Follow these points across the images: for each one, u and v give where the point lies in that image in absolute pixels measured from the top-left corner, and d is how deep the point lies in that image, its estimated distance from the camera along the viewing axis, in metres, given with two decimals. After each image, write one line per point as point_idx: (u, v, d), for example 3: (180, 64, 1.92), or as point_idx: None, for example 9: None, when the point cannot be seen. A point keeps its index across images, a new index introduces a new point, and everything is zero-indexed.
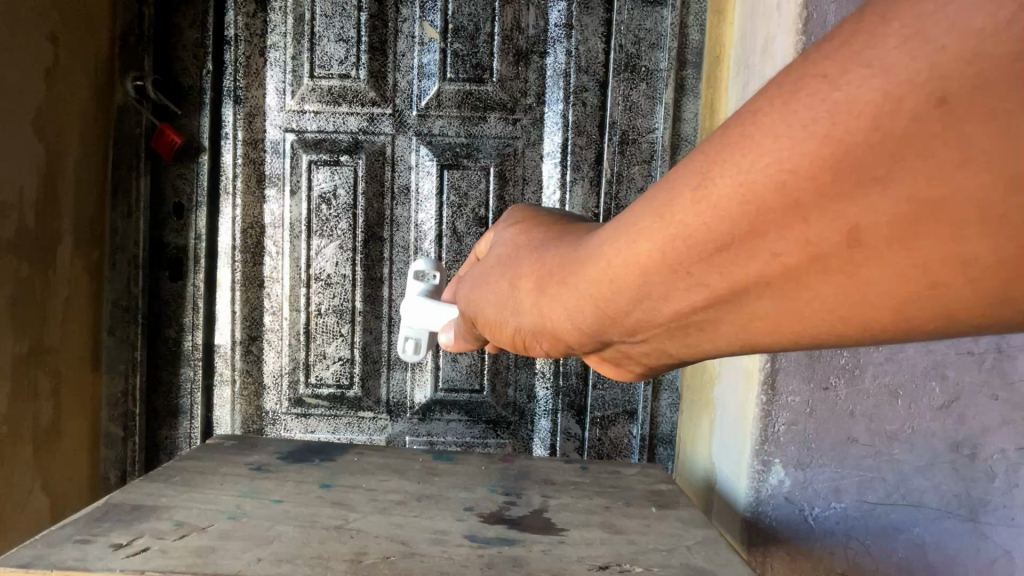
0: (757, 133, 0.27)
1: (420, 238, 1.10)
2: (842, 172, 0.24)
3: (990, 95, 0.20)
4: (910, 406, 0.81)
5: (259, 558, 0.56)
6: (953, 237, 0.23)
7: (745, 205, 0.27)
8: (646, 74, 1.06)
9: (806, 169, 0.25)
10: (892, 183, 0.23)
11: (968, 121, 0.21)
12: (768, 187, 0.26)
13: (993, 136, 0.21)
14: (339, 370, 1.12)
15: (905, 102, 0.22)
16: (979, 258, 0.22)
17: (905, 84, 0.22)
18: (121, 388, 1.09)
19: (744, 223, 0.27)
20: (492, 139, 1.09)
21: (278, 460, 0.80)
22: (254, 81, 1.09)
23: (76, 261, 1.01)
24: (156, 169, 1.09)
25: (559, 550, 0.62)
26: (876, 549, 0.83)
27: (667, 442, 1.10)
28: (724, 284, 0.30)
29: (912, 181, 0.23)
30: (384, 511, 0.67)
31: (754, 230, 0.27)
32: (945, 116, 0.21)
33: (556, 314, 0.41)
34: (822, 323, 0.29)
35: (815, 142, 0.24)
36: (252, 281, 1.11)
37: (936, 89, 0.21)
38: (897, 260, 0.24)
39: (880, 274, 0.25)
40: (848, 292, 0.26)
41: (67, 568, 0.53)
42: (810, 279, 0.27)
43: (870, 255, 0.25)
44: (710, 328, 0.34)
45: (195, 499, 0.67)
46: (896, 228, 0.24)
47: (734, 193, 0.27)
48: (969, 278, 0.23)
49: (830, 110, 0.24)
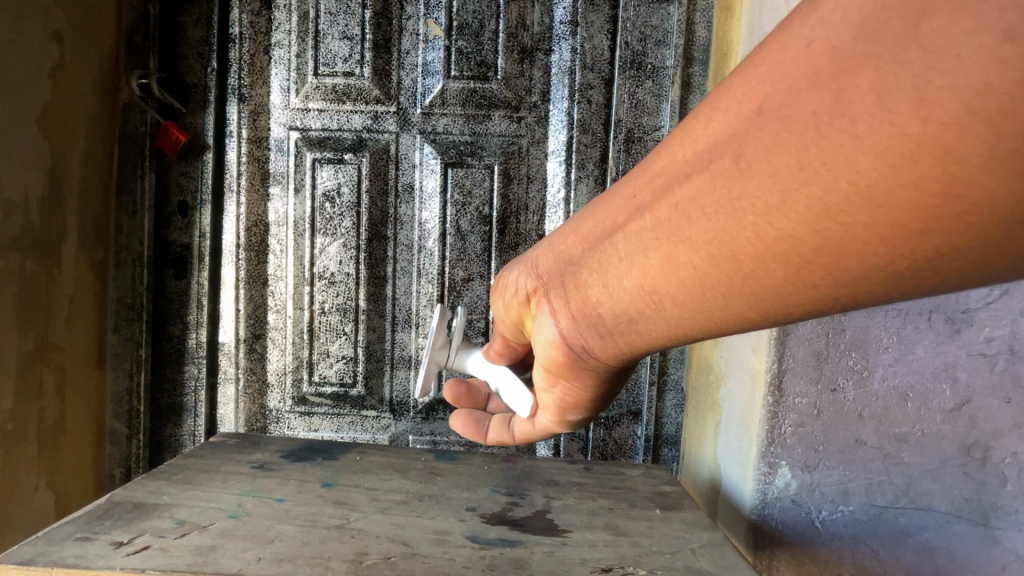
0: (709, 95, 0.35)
1: (424, 236, 1.10)
2: (743, 106, 0.31)
3: (844, 41, 0.27)
4: (919, 408, 0.80)
5: (259, 558, 0.56)
6: (801, 153, 0.29)
7: (683, 140, 0.35)
8: (652, 71, 1.05)
9: (724, 108, 0.32)
10: (768, 110, 0.30)
11: (823, 60, 0.27)
12: (699, 126, 0.34)
13: (840, 70, 0.27)
14: (343, 368, 1.12)
15: (789, 54, 0.29)
16: (821, 171, 0.28)
17: (795, 42, 0.29)
18: (126, 386, 1.09)
19: (677, 153, 0.35)
20: (496, 137, 1.09)
21: (280, 459, 0.80)
22: (258, 79, 1.08)
23: (81, 259, 1.01)
24: (161, 167, 1.09)
25: (562, 552, 0.61)
26: (885, 553, 0.82)
27: (671, 443, 1.09)
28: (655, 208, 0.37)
29: (780, 106, 0.29)
30: (386, 511, 0.66)
31: (682, 158, 0.35)
32: (810, 58, 0.28)
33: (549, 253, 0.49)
34: (714, 246, 0.34)
35: (734, 90, 0.32)
36: (255, 280, 1.11)
37: (809, 41, 0.28)
38: (765, 175, 0.30)
39: (755, 189, 0.31)
40: (732, 207, 0.32)
41: (67, 566, 0.53)
42: (709, 199, 0.33)
43: (749, 172, 0.31)
44: (636, 259, 0.39)
45: (197, 497, 0.67)
46: (769, 145, 0.30)
47: (696, 136, 0.34)
48: (817, 190, 0.28)
49: (749, 69, 0.32)
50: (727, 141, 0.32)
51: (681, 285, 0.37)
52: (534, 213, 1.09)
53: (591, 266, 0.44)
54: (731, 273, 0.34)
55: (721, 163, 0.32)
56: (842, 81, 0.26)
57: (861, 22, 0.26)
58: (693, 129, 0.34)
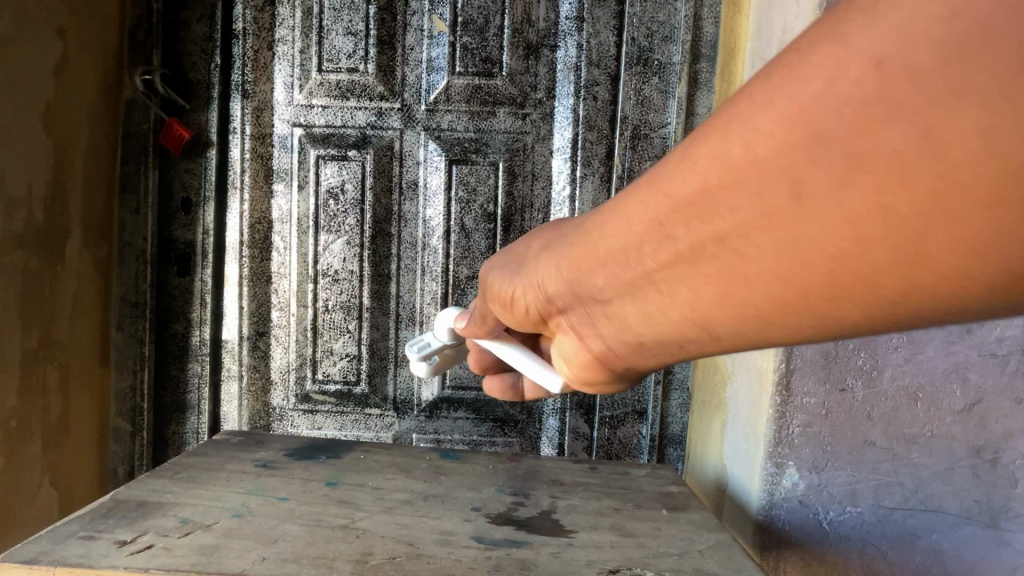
0: (738, 106, 0.30)
1: (428, 234, 1.09)
2: (797, 130, 0.27)
3: (917, 64, 0.23)
4: (929, 409, 0.79)
5: (264, 558, 0.56)
6: (873, 191, 0.25)
7: (716, 161, 0.30)
8: (659, 68, 1.04)
9: (769, 128, 0.28)
10: (831, 136, 0.26)
11: (896, 82, 0.24)
12: (737, 145, 0.29)
13: (922, 101, 0.23)
14: (346, 366, 1.11)
15: (851, 72, 0.25)
16: (895, 212, 0.25)
17: (860, 58, 0.25)
18: (130, 383, 1.09)
19: (712, 179, 0.30)
20: (501, 134, 1.08)
21: (284, 457, 0.79)
22: (262, 75, 1.08)
23: (85, 256, 1.01)
24: (164, 164, 1.09)
25: (568, 552, 0.60)
26: (893, 555, 0.81)
27: (676, 443, 1.09)
28: (687, 238, 0.33)
29: (845, 136, 0.25)
30: (390, 510, 0.66)
31: (718, 185, 0.30)
32: (881, 76, 0.24)
33: (553, 276, 0.44)
34: (763, 283, 0.31)
35: (779, 109, 0.28)
36: (259, 277, 1.10)
37: (877, 58, 0.24)
38: (828, 212, 0.27)
39: (813, 226, 0.27)
40: (787, 246, 0.29)
41: (71, 565, 0.53)
42: (758, 235, 0.30)
43: (807, 207, 0.27)
44: (670, 290, 0.36)
45: (201, 496, 0.67)
46: (830, 180, 0.26)
47: (734, 160, 0.29)
48: (887, 232, 0.26)
49: (796, 83, 0.27)
50: (776, 171, 0.28)
51: (721, 312, 0.34)
52: (539, 210, 1.08)
53: (614, 293, 0.40)
54: (781, 306, 0.31)
55: (768, 191, 0.28)
56: (925, 113, 0.23)
57: (943, 39, 0.23)
58: (726, 142, 0.30)
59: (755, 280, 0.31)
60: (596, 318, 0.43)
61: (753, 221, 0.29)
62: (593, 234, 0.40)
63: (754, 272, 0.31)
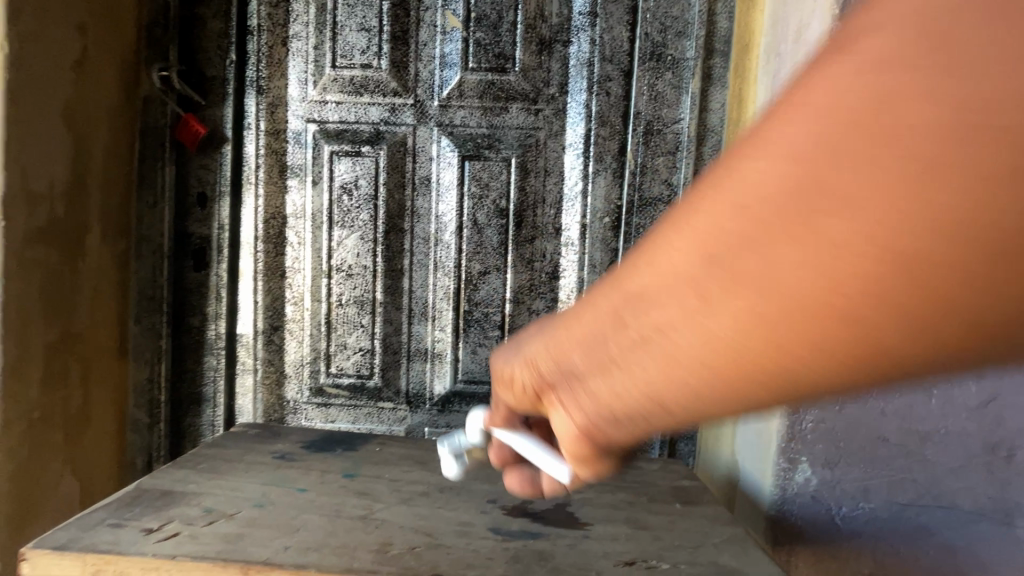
0: (710, 179, 0.27)
1: (440, 229, 1.10)
2: (769, 194, 0.23)
3: (896, 93, 0.20)
4: (944, 406, 0.79)
5: (287, 546, 0.56)
6: (852, 217, 0.21)
7: (693, 233, 0.26)
8: (673, 63, 1.03)
9: (739, 199, 0.24)
10: (797, 181, 0.22)
11: (868, 118, 0.21)
12: (715, 214, 0.25)
13: (901, 126, 0.20)
14: (359, 360, 1.12)
15: (826, 112, 0.22)
16: (896, 243, 0.21)
17: (832, 99, 0.22)
18: (148, 375, 1.11)
19: (689, 251, 0.26)
20: (514, 130, 1.08)
21: (301, 449, 0.80)
22: (277, 72, 1.09)
23: (103, 251, 1.02)
24: (181, 159, 1.10)
25: (584, 544, 0.61)
26: (906, 551, 0.81)
27: (687, 438, 1.09)
28: (659, 309, 0.28)
29: (816, 169, 0.22)
30: (408, 502, 0.67)
31: (697, 255, 0.26)
32: (853, 113, 0.21)
33: (534, 367, 0.39)
34: (749, 349, 0.25)
35: (748, 178, 0.24)
36: (273, 271, 1.12)
37: (841, 99, 0.22)
38: (810, 261, 0.22)
39: (792, 275, 0.23)
40: (765, 300, 0.24)
41: (100, 552, 0.54)
42: (741, 292, 0.25)
43: (779, 256, 0.23)
44: (647, 367, 0.30)
45: (223, 486, 0.68)
46: (800, 225, 0.23)
47: (704, 227, 0.26)
48: (898, 270, 0.21)
49: (771, 141, 0.24)
50: (744, 234, 0.24)
51: (719, 387, 0.27)
52: (551, 206, 1.09)
53: (590, 377, 0.34)
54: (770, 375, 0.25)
55: (736, 254, 0.25)
56: (902, 135, 0.20)
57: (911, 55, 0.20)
58: (696, 214, 0.26)
59: (750, 346, 0.25)
60: (582, 395, 0.35)
61: (720, 283, 0.25)
62: (572, 323, 0.35)
63: (745, 338, 0.25)
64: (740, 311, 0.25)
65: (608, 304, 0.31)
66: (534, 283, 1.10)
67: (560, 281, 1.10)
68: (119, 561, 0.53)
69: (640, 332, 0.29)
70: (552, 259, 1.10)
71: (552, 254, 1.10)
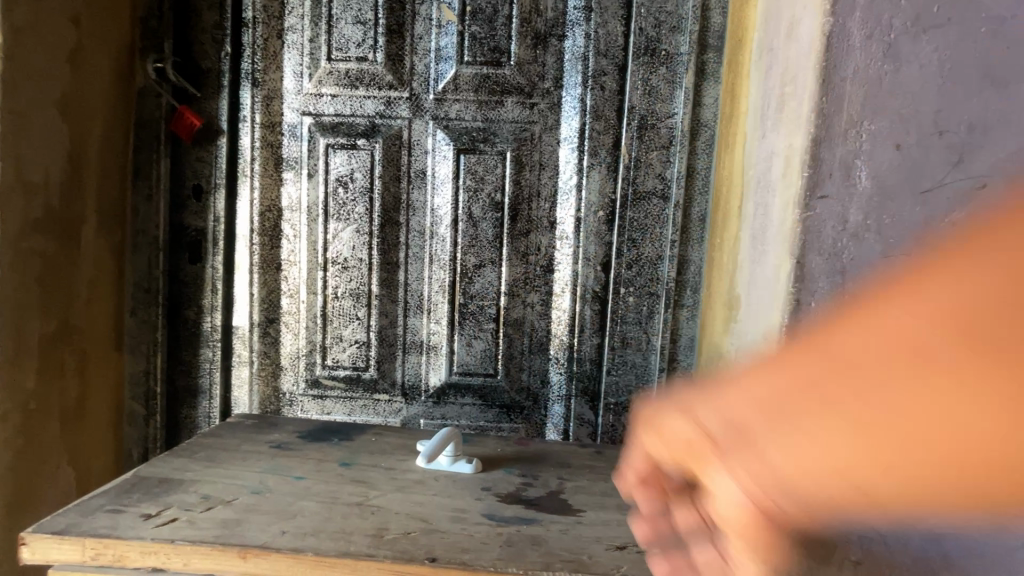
0: (876, 309, 0.28)
1: (436, 222, 1.10)
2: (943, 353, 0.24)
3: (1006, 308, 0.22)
4: None
5: (284, 531, 0.57)
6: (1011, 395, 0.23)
7: (883, 378, 0.26)
8: (666, 58, 1.04)
9: (925, 337, 0.25)
10: (946, 360, 0.24)
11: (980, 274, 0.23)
12: (895, 348, 0.26)
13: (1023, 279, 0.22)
14: (355, 353, 1.13)
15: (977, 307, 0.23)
16: None
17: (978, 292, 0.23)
18: (144, 367, 1.11)
19: (868, 420, 0.27)
20: (509, 123, 1.09)
21: (298, 439, 0.81)
22: (272, 64, 1.09)
23: (99, 242, 1.02)
24: (176, 152, 1.10)
25: (576, 530, 0.62)
26: (892, 537, 0.83)
27: None
28: (847, 461, 0.27)
29: (967, 355, 0.24)
30: (404, 489, 0.68)
31: (875, 426, 0.26)
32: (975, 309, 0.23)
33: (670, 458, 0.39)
34: (945, 493, 0.25)
35: (915, 324, 0.25)
36: (269, 264, 1.12)
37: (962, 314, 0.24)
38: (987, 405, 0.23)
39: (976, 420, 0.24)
40: (969, 438, 0.24)
41: (99, 536, 0.55)
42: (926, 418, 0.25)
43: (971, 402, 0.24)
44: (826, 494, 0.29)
45: (220, 474, 0.69)
46: (949, 387, 0.24)
47: (882, 404, 0.26)
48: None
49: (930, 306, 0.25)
50: (925, 384, 0.25)
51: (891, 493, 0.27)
52: (546, 200, 1.10)
53: (737, 474, 0.33)
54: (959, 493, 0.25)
55: (919, 389, 0.25)
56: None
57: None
58: (875, 336, 0.27)
59: (938, 465, 0.25)
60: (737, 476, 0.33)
61: (897, 431, 0.26)
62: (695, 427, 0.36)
63: (926, 462, 0.25)
64: (898, 414, 0.26)
65: (753, 417, 0.32)
66: (529, 276, 1.11)
67: (555, 274, 1.11)
68: (118, 546, 0.54)
69: (811, 462, 0.29)
70: (546, 252, 1.11)
71: (547, 247, 1.10)
